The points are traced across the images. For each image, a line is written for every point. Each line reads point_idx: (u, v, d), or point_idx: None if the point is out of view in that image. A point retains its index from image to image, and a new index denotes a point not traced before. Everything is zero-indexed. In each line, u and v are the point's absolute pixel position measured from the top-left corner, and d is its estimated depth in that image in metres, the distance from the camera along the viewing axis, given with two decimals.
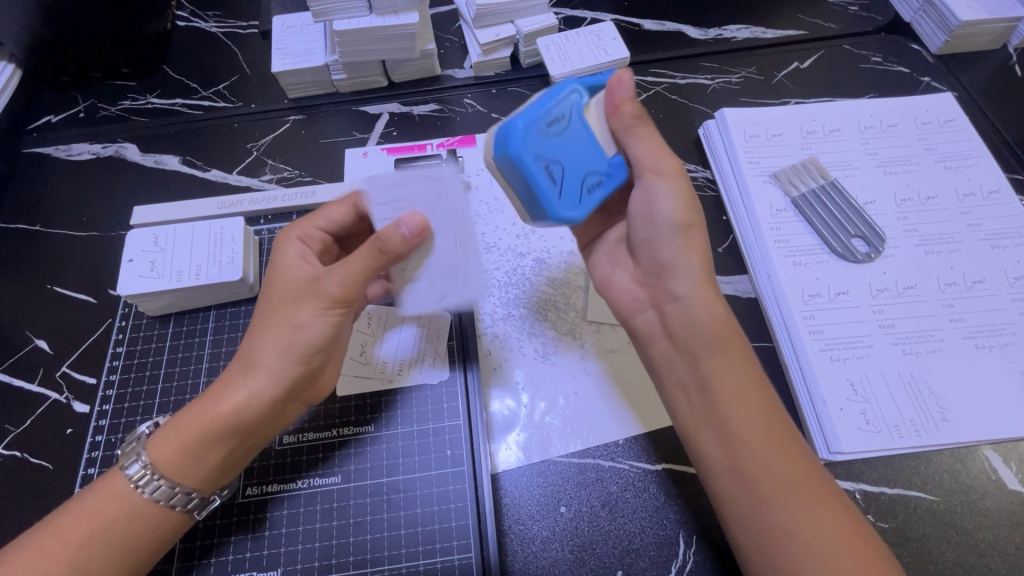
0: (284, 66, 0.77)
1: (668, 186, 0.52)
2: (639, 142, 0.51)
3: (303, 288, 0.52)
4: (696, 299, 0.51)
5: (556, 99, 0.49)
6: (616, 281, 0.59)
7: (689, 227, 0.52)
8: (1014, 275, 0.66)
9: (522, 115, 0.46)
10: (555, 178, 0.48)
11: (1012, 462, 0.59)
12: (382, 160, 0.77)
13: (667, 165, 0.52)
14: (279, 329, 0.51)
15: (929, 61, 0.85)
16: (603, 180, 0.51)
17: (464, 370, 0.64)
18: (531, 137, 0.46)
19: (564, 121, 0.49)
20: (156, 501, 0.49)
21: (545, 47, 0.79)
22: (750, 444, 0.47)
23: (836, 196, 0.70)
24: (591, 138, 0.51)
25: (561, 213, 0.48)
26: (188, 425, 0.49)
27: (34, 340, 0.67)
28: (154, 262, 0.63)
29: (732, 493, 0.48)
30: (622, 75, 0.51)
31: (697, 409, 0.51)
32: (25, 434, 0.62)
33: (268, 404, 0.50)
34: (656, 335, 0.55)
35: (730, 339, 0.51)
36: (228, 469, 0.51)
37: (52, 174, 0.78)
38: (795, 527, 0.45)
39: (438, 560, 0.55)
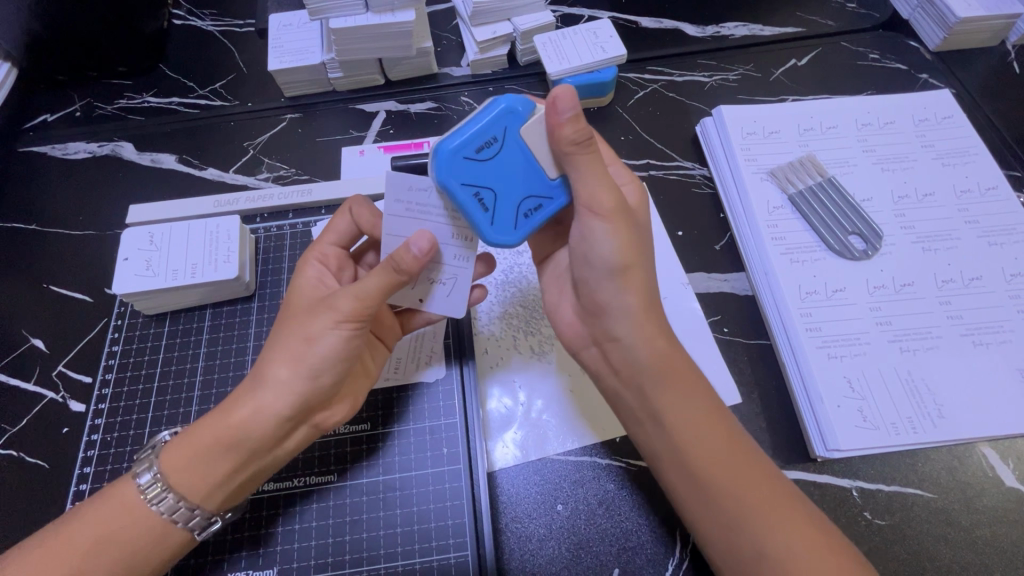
0: (280, 64, 0.77)
1: (607, 227, 0.49)
2: (579, 172, 0.48)
3: (316, 305, 0.52)
4: (635, 342, 0.51)
5: (486, 120, 0.47)
6: (562, 312, 0.59)
7: (627, 268, 0.49)
8: (1011, 273, 0.66)
9: (448, 144, 0.47)
10: (483, 206, 0.48)
11: (1009, 459, 0.59)
12: (379, 158, 0.77)
13: (607, 200, 0.48)
14: (289, 345, 0.50)
15: (928, 57, 0.85)
16: (544, 203, 0.50)
17: (461, 369, 0.63)
18: (454, 166, 0.47)
19: (497, 142, 0.48)
20: (162, 514, 0.48)
21: (544, 43, 0.78)
22: (706, 477, 0.47)
23: (834, 193, 0.70)
24: (529, 158, 0.49)
25: (491, 240, 0.49)
26: (198, 437, 0.49)
27: (31, 339, 0.67)
28: (150, 261, 0.63)
29: (700, 522, 0.48)
30: (560, 95, 0.44)
31: (651, 441, 0.51)
32: (21, 433, 0.62)
33: (277, 418, 0.49)
34: (603, 372, 0.55)
35: (676, 376, 0.50)
36: (232, 489, 0.50)
37: (49, 173, 0.78)
38: (767, 554, 0.44)
39: (435, 558, 0.55)
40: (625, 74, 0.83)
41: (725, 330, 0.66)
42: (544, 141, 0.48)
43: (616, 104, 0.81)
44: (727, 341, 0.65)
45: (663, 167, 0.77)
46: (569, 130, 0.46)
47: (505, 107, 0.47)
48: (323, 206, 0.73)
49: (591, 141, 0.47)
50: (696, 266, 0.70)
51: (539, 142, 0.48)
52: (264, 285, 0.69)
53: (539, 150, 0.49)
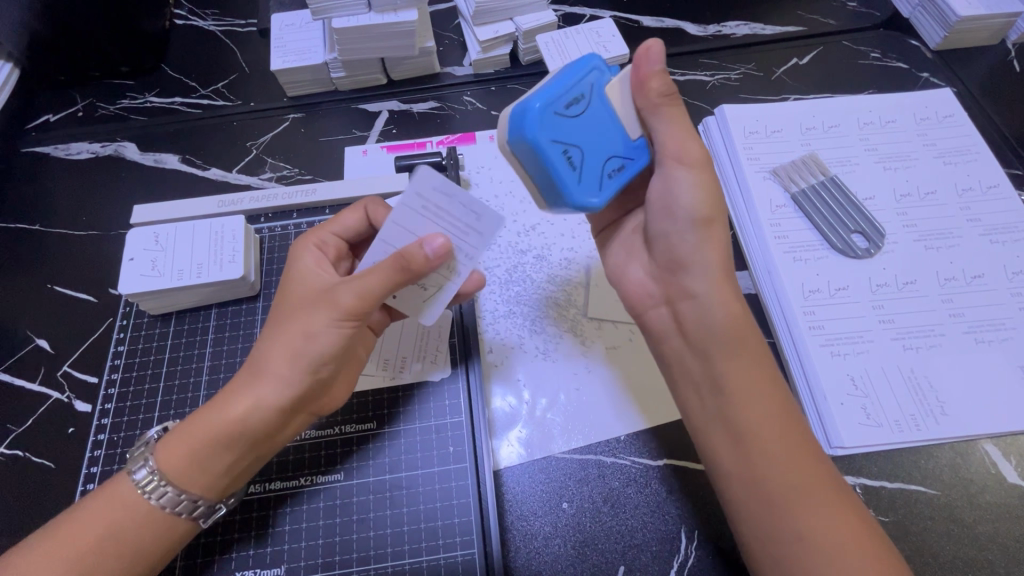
0: (283, 64, 0.77)
1: (691, 175, 0.50)
2: (667, 122, 0.49)
3: (315, 297, 0.52)
4: (710, 300, 0.51)
5: (577, 77, 0.47)
6: (630, 275, 0.59)
7: (709, 222, 0.51)
8: (1013, 270, 0.66)
9: (540, 99, 0.44)
10: (572, 164, 0.46)
11: (1011, 456, 0.59)
12: (382, 158, 0.77)
13: (689, 150, 0.50)
14: (288, 337, 0.50)
15: (928, 56, 0.85)
16: (625, 163, 0.50)
17: (465, 367, 0.63)
18: (547, 121, 0.45)
19: (583, 99, 0.47)
20: (162, 508, 0.48)
21: (545, 43, 0.79)
22: (766, 445, 0.48)
23: (835, 192, 0.71)
24: (614, 118, 0.49)
25: (576, 201, 0.47)
26: (197, 428, 0.49)
27: (35, 340, 0.67)
28: (155, 261, 0.63)
29: (745, 493, 0.48)
30: (651, 47, 0.48)
31: (708, 410, 0.51)
32: (27, 433, 0.62)
33: (277, 403, 0.49)
34: (668, 330, 0.55)
35: (745, 344, 0.51)
36: (234, 477, 0.51)
37: (52, 174, 0.78)
38: (809, 528, 0.45)
39: (441, 557, 0.55)
40: None
41: None
42: (628, 96, 0.50)
43: None
44: None
45: None
46: (655, 85, 0.49)
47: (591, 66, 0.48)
48: (327, 205, 0.73)
49: (675, 95, 0.50)
50: None
51: (623, 95, 0.50)
52: (267, 284, 0.69)
53: (622, 100, 0.50)
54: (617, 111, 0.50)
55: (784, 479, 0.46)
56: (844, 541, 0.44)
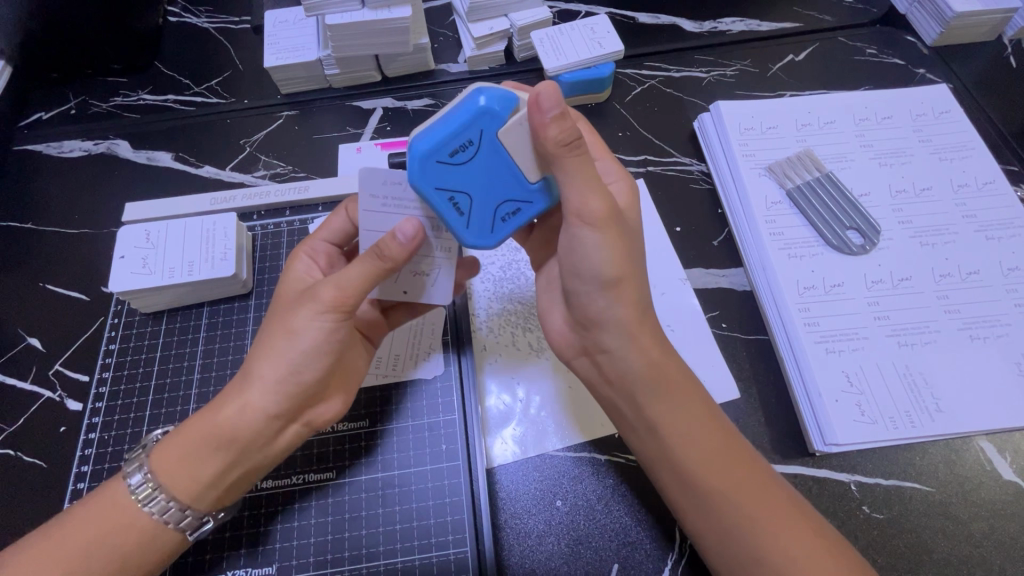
0: (276, 61, 0.76)
1: (597, 236, 0.47)
2: (568, 178, 0.46)
3: (299, 298, 0.51)
4: (623, 353, 0.51)
5: (462, 121, 0.45)
6: (551, 323, 0.58)
7: (619, 282, 0.49)
8: (1009, 267, 0.66)
9: (421, 147, 0.45)
10: (459, 210, 0.48)
11: (1007, 452, 0.59)
12: (376, 156, 0.77)
13: (593, 208, 0.46)
14: (273, 342, 0.50)
15: (925, 52, 0.85)
16: (523, 206, 0.50)
17: (459, 365, 0.63)
18: (426, 170, 0.46)
19: (473, 145, 0.46)
20: (151, 515, 0.48)
21: (540, 39, 0.78)
22: (703, 484, 0.48)
23: (830, 189, 0.70)
24: (508, 162, 0.47)
25: (467, 242, 0.49)
26: (187, 435, 0.49)
27: (27, 338, 0.67)
28: (146, 259, 0.62)
29: (697, 526, 0.48)
30: (541, 95, 0.43)
31: (647, 449, 0.51)
32: (18, 433, 0.62)
33: (263, 408, 0.49)
34: (594, 381, 0.55)
35: (668, 385, 0.50)
36: (223, 489, 0.50)
37: (44, 172, 0.77)
38: (761, 554, 0.46)
39: (434, 554, 0.55)
40: (622, 70, 0.83)
41: (723, 326, 0.66)
42: (527, 140, 0.46)
43: (613, 100, 0.81)
44: (725, 337, 0.65)
45: (661, 163, 0.77)
46: (553, 132, 0.44)
47: (482, 106, 0.45)
48: (321, 203, 0.72)
49: (579, 143, 0.45)
50: (695, 262, 0.70)
51: (521, 138, 0.46)
52: (260, 282, 0.68)
53: (522, 145, 0.47)
54: (513, 155, 0.47)
55: (731, 511, 0.47)
56: (810, 554, 0.45)
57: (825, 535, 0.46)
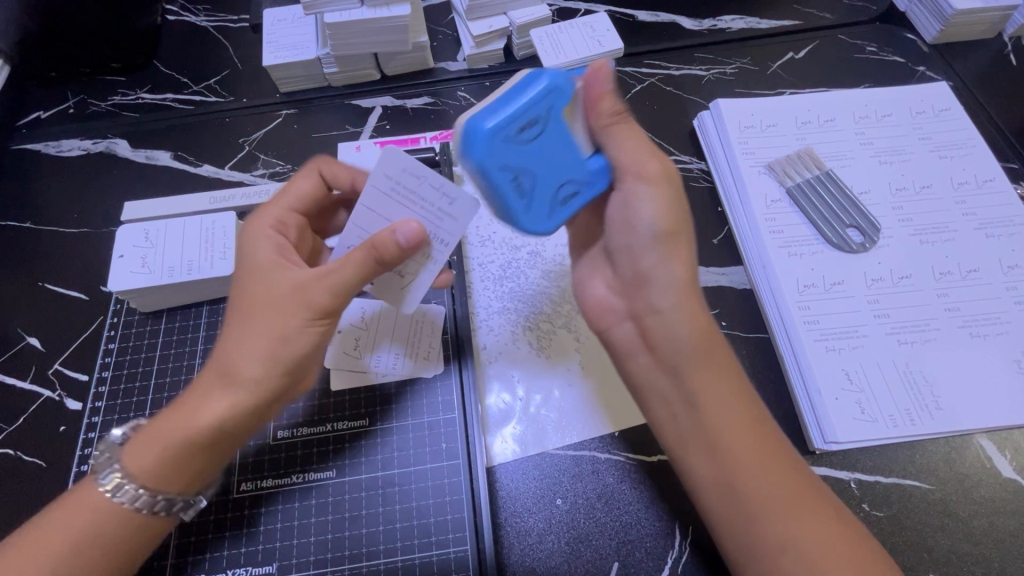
0: (275, 59, 0.76)
1: (652, 192, 0.50)
2: (620, 145, 0.50)
3: (281, 291, 0.50)
4: (675, 319, 0.50)
5: (527, 99, 0.47)
6: (592, 290, 0.59)
7: (672, 237, 0.50)
8: (1008, 264, 0.66)
9: (487, 123, 0.46)
10: (521, 189, 0.48)
11: (1007, 450, 0.59)
12: (375, 153, 0.76)
13: (652, 168, 0.50)
14: (256, 337, 0.49)
15: (925, 50, 0.85)
16: (581, 188, 0.51)
17: (459, 365, 0.63)
18: (494, 145, 0.46)
19: (537, 123, 0.48)
20: (137, 510, 0.48)
21: (540, 37, 0.78)
22: (740, 466, 0.47)
23: (830, 187, 0.70)
24: (567, 142, 0.50)
25: (526, 226, 0.49)
26: (166, 431, 0.48)
27: (26, 338, 0.67)
28: (145, 258, 0.62)
29: (722, 509, 0.47)
30: (597, 70, 0.49)
31: (682, 425, 0.50)
32: (17, 432, 0.62)
33: (248, 400, 0.48)
34: (633, 349, 0.54)
35: (713, 357, 0.49)
36: (208, 473, 0.51)
37: (43, 172, 0.77)
38: (790, 543, 0.45)
39: (435, 553, 0.55)
40: (621, 68, 0.83)
41: (723, 324, 0.66)
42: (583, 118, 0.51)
43: None
44: (726, 335, 0.65)
45: None
46: (605, 106, 0.50)
47: (547, 86, 0.48)
48: None
49: (627, 116, 0.51)
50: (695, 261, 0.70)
51: (580, 117, 0.51)
52: None
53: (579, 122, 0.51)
54: (571, 134, 0.50)
55: (760, 494, 0.46)
56: (833, 542, 0.45)
57: (849, 528, 0.46)
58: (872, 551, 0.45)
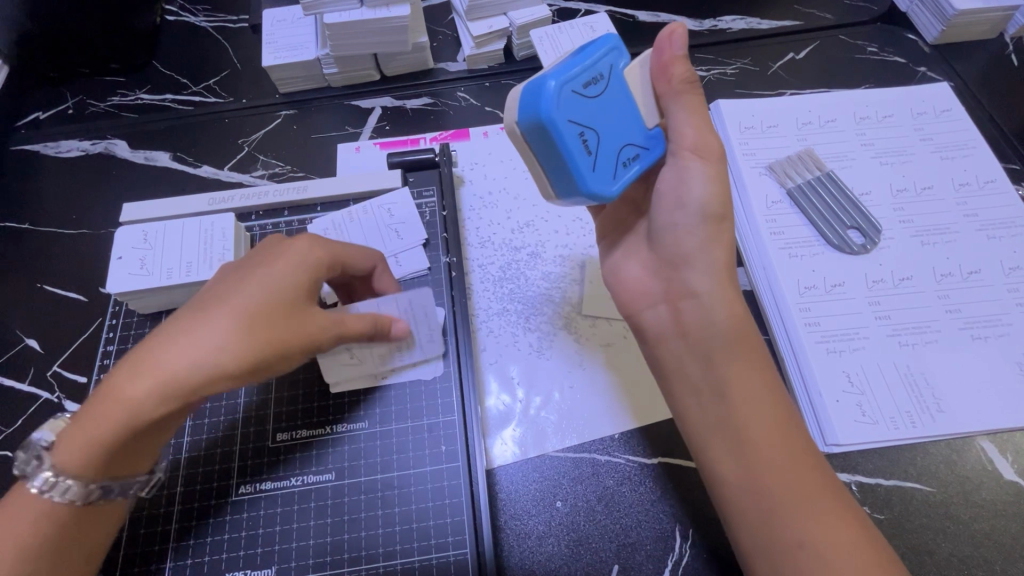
0: (274, 60, 0.76)
1: (704, 169, 0.51)
2: (685, 112, 0.51)
3: (248, 301, 0.47)
4: (713, 298, 0.51)
5: (595, 56, 0.47)
6: (626, 273, 0.59)
7: (718, 220, 0.51)
8: (1010, 266, 0.66)
9: (559, 76, 0.45)
10: (588, 148, 0.46)
11: (1008, 452, 0.59)
12: (376, 155, 0.77)
13: (706, 142, 0.51)
14: (196, 335, 0.45)
15: (926, 50, 0.85)
16: (641, 152, 0.51)
17: (458, 369, 0.62)
18: (563, 100, 0.45)
19: (601, 81, 0.48)
20: (70, 503, 0.46)
21: (539, 38, 0.78)
22: (762, 457, 0.47)
23: (832, 188, 0.70)
24: (630, 104, 0.50)
25: (591, 187, 0.47)
26: (96, 421, 0.45)
27: (25, 339, 0.67)
28: (144, 259, 0.62)
29: (740, 504, 0.47)
30: (675, 31, 0.50)
31: (707, 415, 0.50)
32: (16, 434, 0.61)
33: (161, 403, 0.45)
34: (667, 332, 0.54)
35: (747, 342, 0.51)
36: (132, 463, 0.48)
37: (41, 172, 0.77)
38: (807, 538, 0.44)
39: (433, 556, 0.55)
40: None
41: None
42: (648, 84, 0.52)
43: None
44: None
45: None
46: (677, 70, 0.51)
47: (612, 47, 0.48)
48: (319, 203, 0.72)
49: (696, 84, 0.52)
50: None
51: (640, 83, 0.52)
52: None
53: (640, 90, 0.52)
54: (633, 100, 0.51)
55: (781, 485, 0.46)
56: (848, 540, 0.44)
57: (865, 526, 0.46)
58: (884, 551, 0.45)
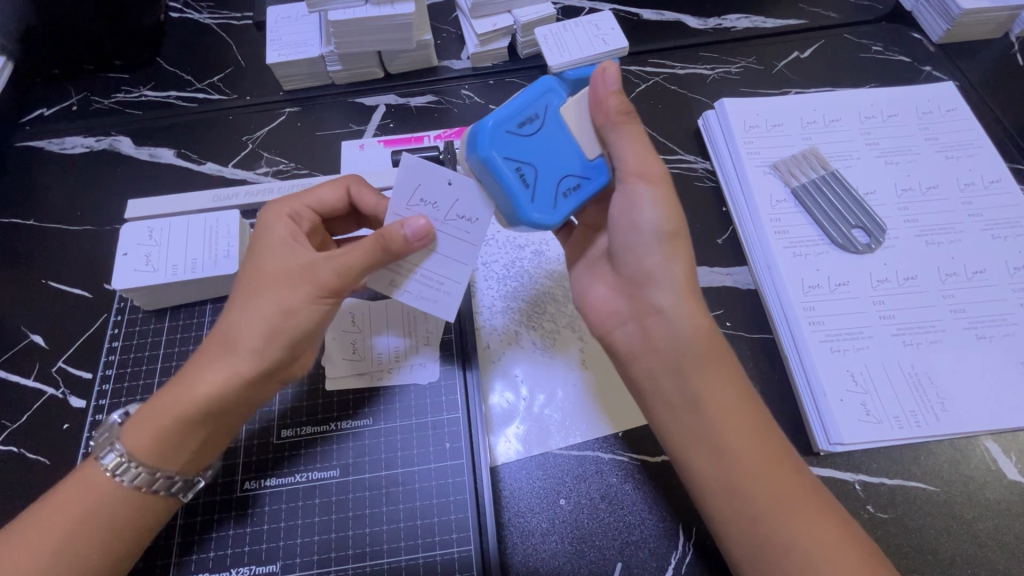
0: (278, 57, 0.76)
1: (651, 191, 0.51)
2: (626, 141, 0.50)
3: (285, 270, 0.51)
4: (675, 313, 0.51)
5: (528, 97, 0.49)
6: (593, 295, 0.59)
7: (673, 236, 0.51)
8: (1015, 266, 0.65)
9: (492, 119, 0.47)
10: (525, 182, 0.48)
11: (1012, 452, 0.59)
12: (379, 153, 0.76)
13: (650, 166, 0.51)
14: (260, 312, 0.49)
15: (931, 49, 0.85)
16: (581, 183, 0.50)
17: (463, 363, 0.63)
18: (497, 141, 0.47)
19: (537, 120, 0.49)
20: (138, 488, 0.48)
21: (545, 36, 0.78)
22: (740, 466, 0.47)
23: (836, 187, 0.70)
24: (569, 136, 0.50)
25: (531, 216, 0.48)
26: (164, 412, 0.48)
27: (30, 335, 0.67)
28: (149, 256, 0.62)
29: (727, 511, 0.47)
30: (607, 68, 0.49)
31: (683, 427, 0.50)
32: (21, 429, 0.62)
33: (242, 381, 0.49)
34: (635, 351, 0.54)
35: (712, 354, 0.51)
36: (207, 450, 0.52)
37: (47, 169, 0.77)
38: (794, 543, 0.45)
39: (437, 553, 0.55)
40: (626, 68, 0.83)
41: (726, 324, 0.66)
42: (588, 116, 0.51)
43: None
44: (729, 335, 0.65)
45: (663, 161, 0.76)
46: (613, 102, 0.49)
47: (545, 87, 0.50)
48: None
49: (635, 113, 0.50)
50: (699, 261, 0.70)
51: (583, 119, 0.51)
52: None
53: (582, 126, 0.51)
54: (574, 132, 0.51)
55: (763, 491, 0.46)
56: (835, 543, 0.44)
57: (850, 527, 0.46)
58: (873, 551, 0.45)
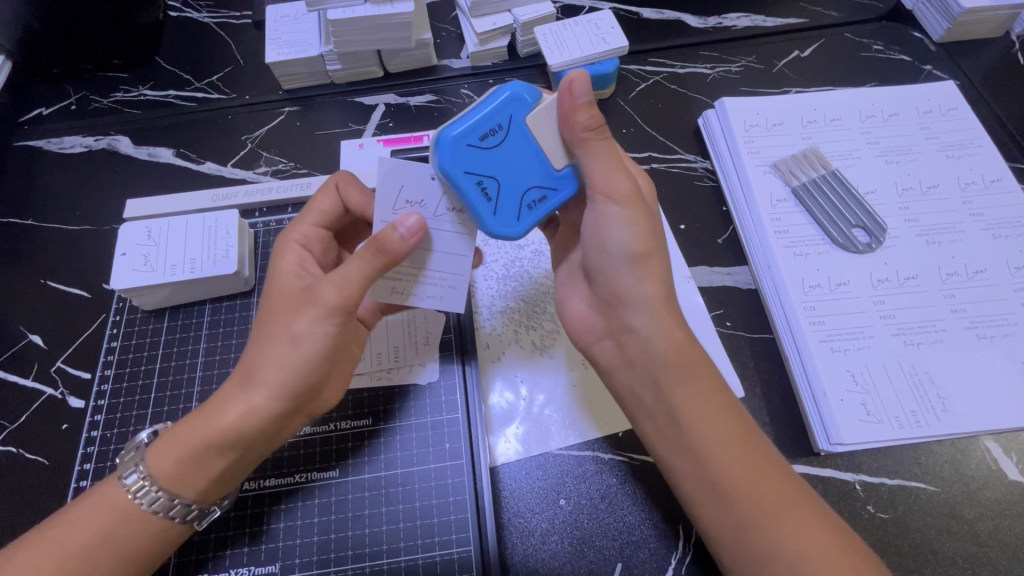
0: (278, 56, 0.76)
1: (622, 212, 0.50)
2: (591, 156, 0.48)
3: (298, 295, 0.51)
4: (649, 333, 0.50)
5: (490, 107, 0.48)
6: (572, 307, 0.59)
7: (644, 257, 0.50)
8: (1016, 266, 0.65)
9: (451, 132, 0.48)
10: (486, 195, 0.49)
11: (1012, 453, 0.59)
12: (378, 152, 0.76)
13: (618, 184, 0.49)
14: (275, 339, 0.49)
15: (932, 48, 0.84)
16: (547, 194, 0.50)
17: (463, 363, 0.63)
18: (457, 153, 0.48)
19: (501, 130, 0.49)
20: (156, 512, 0.48)
21: (544, 35, 0.77)
22: (723, 482, 0.47)
23: (836, 186, 0.70)
24: (535, 146, 0.50)
25: (491, 229, 0.49)
26: (186, 436, 0.48)
27: (29, 335, 0.67)
28: (148, 256, 0.62)
29: (715, 522, 0.47)
30: (574, 79, 0.46)
31: (667, 441, 0.50)
32: (20, 430, 0.61)
33: (265, 412, 0.48)
34: (614, 366, 0.54)
35: (691, 372, 0.50)
36: (226, 483, 0.50)
37: (46, 168, 0.77)
38: (780, 558, 0.44)
39: (437, 554, 0.55)
40: (626, 67, 0.83)
41: (727, 324, 0.66)
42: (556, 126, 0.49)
43: (617, 96, 0.80)
44: (729, 335, 0.65)
45: (663, 160, 0.76)
46: (582, 116, 0.48)
47: (511, 95, 0.49)
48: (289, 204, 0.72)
49: (603, 126, 0.48)
50: (699, 260, 0.70)
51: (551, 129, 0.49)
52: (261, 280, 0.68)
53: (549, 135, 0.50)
54: (540, 142, 0.50)
55: (747, 507, 0.46)
56: (824, 559, 0.43)
57: (846, 538, 0.45)
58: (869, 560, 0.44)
